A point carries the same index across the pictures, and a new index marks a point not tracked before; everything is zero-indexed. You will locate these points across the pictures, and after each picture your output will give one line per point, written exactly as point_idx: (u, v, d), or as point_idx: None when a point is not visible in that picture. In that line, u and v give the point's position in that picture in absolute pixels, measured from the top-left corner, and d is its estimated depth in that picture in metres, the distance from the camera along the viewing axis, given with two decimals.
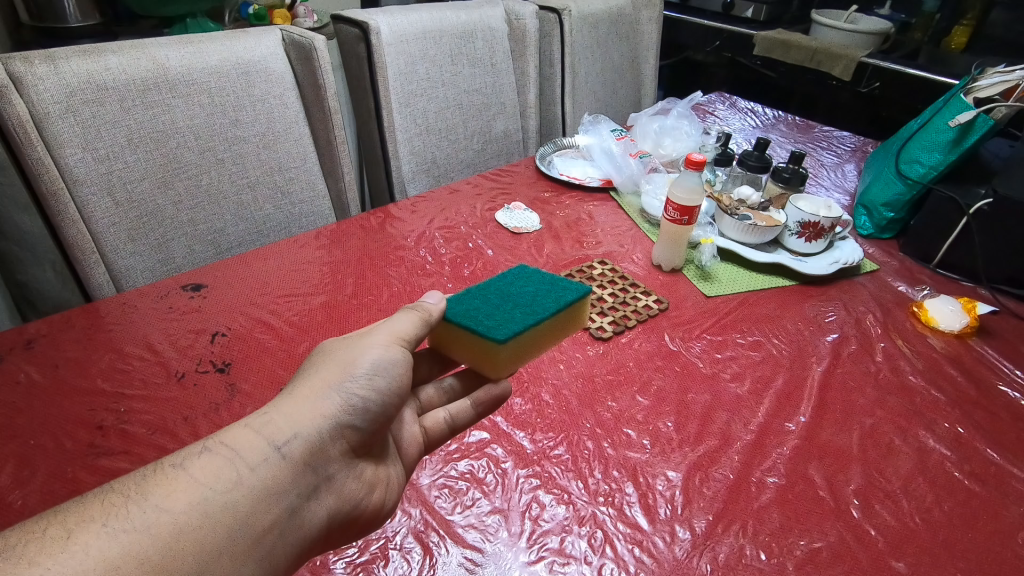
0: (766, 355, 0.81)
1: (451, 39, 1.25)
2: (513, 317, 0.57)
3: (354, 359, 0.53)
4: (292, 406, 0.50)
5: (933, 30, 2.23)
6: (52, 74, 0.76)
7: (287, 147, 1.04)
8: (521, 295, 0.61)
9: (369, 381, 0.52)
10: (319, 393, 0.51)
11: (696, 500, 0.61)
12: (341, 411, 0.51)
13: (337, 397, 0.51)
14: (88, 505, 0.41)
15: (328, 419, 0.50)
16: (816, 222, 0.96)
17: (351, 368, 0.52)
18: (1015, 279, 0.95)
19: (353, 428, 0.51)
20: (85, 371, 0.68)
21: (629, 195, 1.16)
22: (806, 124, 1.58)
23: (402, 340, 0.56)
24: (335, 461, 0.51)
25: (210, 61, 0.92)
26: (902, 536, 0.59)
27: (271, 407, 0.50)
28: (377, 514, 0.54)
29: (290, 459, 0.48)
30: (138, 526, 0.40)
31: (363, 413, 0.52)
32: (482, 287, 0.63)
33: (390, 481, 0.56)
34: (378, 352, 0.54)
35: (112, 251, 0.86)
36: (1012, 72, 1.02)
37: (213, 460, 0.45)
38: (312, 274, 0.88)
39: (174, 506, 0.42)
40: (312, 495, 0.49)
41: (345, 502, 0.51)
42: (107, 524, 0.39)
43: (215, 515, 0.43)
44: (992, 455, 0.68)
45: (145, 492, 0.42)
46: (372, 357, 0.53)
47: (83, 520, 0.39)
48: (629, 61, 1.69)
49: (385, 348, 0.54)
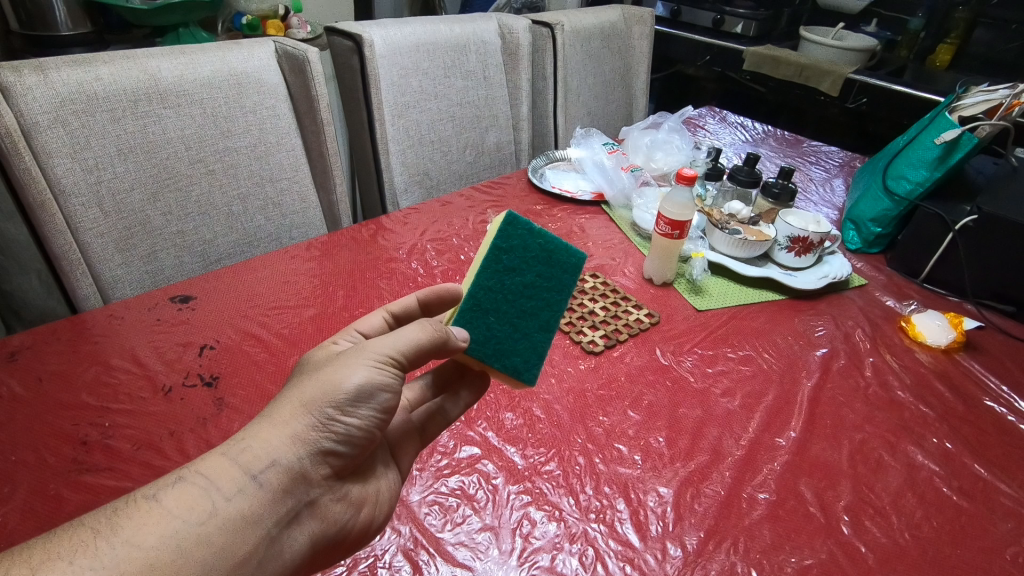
0: (756, 369, 0.81)
1: (444, 52, 1.25)
2: (533, 341, 0.59)
3: (337, 381, 0.50)
4: (272, 431, 0.48)
5: (918, 48, 2.28)
6: (41, 84, 0.76)
7: (279, 158, 1.03)
8: (531, 299, 0.59)
9: (353, 408, 0.50)
10: (299, 415, 0.49)
11: (689, 517, 0.61)
12: (322, 436, 0.49)
13: (317, 421, 0.49)
14: (56, 541, 0.40)
15: (308, 445, 0.49)
16: (805, 237, 0.97)
17: (333, 392, 0.49)
18: (1002, 295, 0.96)
19: (334, 452, 0.50)
20: (69, 384, 0.67)
21: (621, 208, 1.16)
22: (795, 138, 1.61)
23: (392, 357, 0.52)
24: (317, 486, 0.50)
25: (203, 72, 0.92)
26: (892, 553, 0.59)
27: (247, 432, 0.48)
28: (366, 531, 0.54)
29: (268, 487, 0.46)
30: (107, 562, 0.39)
31: (344, 439, 0.50)
32: (482, 287, 0.58)
33: (379, 498, 0.56)
34: (365, 374, 0.51)
35: (99, 262, 0.85)
36: (995, 91, 1.04)
37: (188, 491, 0.44)
38: (302, 286, 0.87)
39: (145, 541, 0.41)
40: (291, 523, 0.48)
41: (328, 526, 0.51)
42: (74, 563, 0.39)
43: (189, 549, 0.42)
44: (979, 470, 0.69)
45: (115, 526, 0.41)
46: (357, 381, 0.50)
47: (49, 559, 0.39)
48: (620, 75, 1.70)
49: (374, 369, 0.51)
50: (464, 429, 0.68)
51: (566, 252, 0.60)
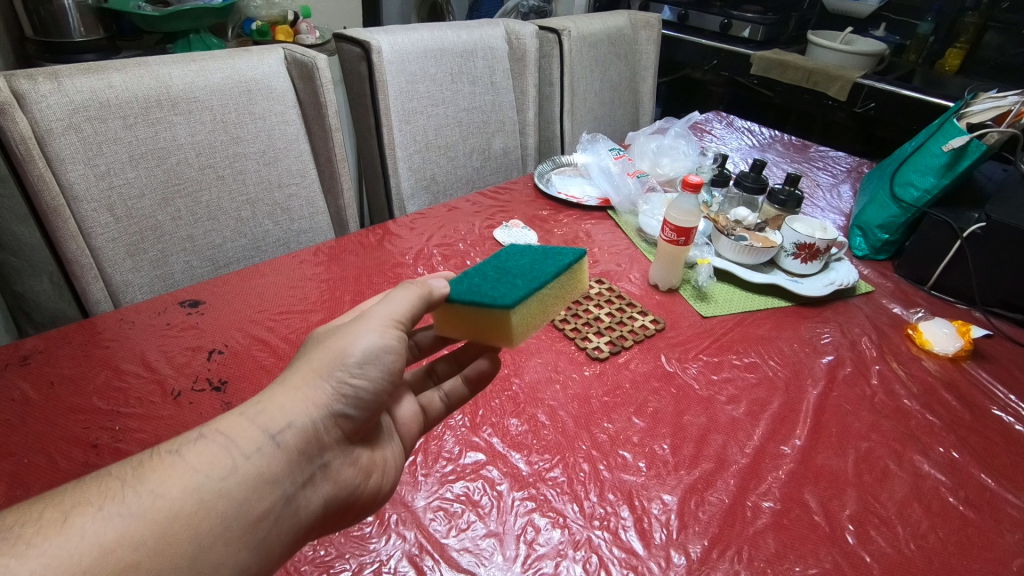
0: (762, 376, 0.81)
1: (451, 58, 1.26)
2: (516, 286, 0.58)
3: (345, 347, 0.53)
4: (287, 393, 0.50)
5: (927, 53, 2.26)
6: (55, 92, 0.77)
7: (287, 164, 1.04)
8: (519, 268, 0.63)
9: (361, 370, 0.52)
10: (312, 382, 0.51)
11: (693, 525, 0.61)
12: (334, 399, 0.51)
13: (329, 385, 0.51)
14: (85, 488, 0.42)
15: (320, 407, 0.51)
16: (811, 244, 0.97)
17: (342, 356, 0.52)
18: (1010, 303, 0.95)
19: (346, 415, 0.52)
20: (81, 388, 0.68)
21: (627, 213, 1.16)
22: (802, 143, 1.60)
23: (397, 321, 0.56)
24: (330, 449, 0.52)
25: (214, 79, 0.93)
26: (897, 563, 0.59)
27: (264, 396, 0.50)
28: (375, 498, 0.55)
29: (285, 447, 0.48)
30: (133, 510, 0.41)
31: (355, 401, 0.52)
32: (479, 268, 0.66)
33: (386, 464, 0.57)
34: (372, 338, 0.54)
35: (111, 266, 0.86)
36: (1004, 98, 1.04)
37: (209, 447, 0.46)
38: (309, 291, 0.88)
39: (170, 492, 0.43)
40: (307, 483, 0.49)
41: (341, 489, 0.52)
42: (103, 508, 0.40)
43: (210, 502, 0.43)
44: (986, 481, 0.68)
45: (141, 477, 0.43)
46: (366, 344, 0.53)
47: (79, 504, 0.40)
48: (627, 80, 1.70)
49: (380, 332, 0.54)
50: (469, 434, 0.68)
51: (567, 249, 0.67)
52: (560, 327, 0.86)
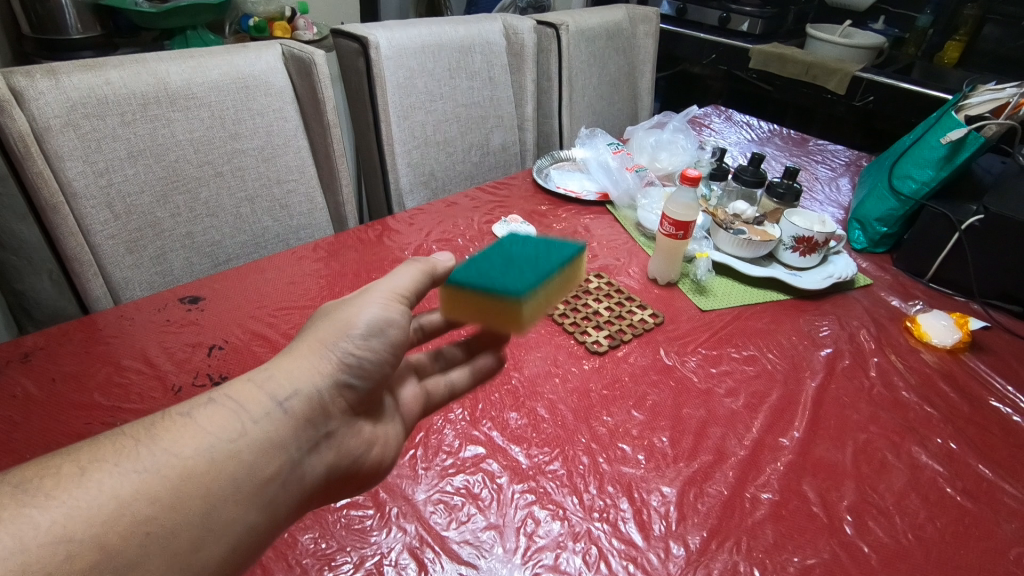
0: (761, 369, 0.81)
1: (449, 53, 1.26)
2: (525, 276, 0.58)
3: (351, 319, 0.54)
4: (295, 361, 0.52)
5: (926, 46, 2.26)
6: (53, 88, 0.77)
7: (286, 161, 1.04)
8: (525, 256, 0.62)
9: (364, 341, 0.54)
10: (318, 352, 0.52)
11: (692, 516, 0.61)
12: (338, 368, 0.52)
13: (333, 355, 0.52)
14: (101, 446, 0.42)
15: (326, 376, 0.52)
16: (810, 237, 0.97)
17: (347, 328, 0.53)
18: (1008, 295, 0.96)
19: (351, 385, 0.53)
20: (82, 385, 0.68)
21: (625, 208, 1.16)
22: (801, 137, 1.60)
23: (400, 296, 0.58)
24: (336, 418, 0.52)
25: (211, 75, 0.93)
26: (894, 553, 0.59)
27: (272, 364, 0.51)
28: (377, 469, 0.56)
29: (292, 413, 0.49)
30: (147, 467, 0.42)
31: (359, 370, 0.53)
32: (484, 254, 0.64)
33: (389, 439, 0.57)
34: (375, 311, 0.55)
35: (110, 263, 0.86)
36: (1003, 90, 1.03)
37: (220, 411, 0.47)
38: (309, 287, 0.88)
39: (183, 450, 0.43)
40: (312, 450, 0.50)
41: (345, 457, 0.53)
42: (119, 464, 0.41)
43: (222, 462, 0.44)
44: (983, 471, 0.69)
45: (155, 436, 0.44)
46: (369, 317, 0.54)
47: (96, 460, 0.41)
48: (625, 74, 1.70)
49: (384, 307, 0.56)
50: (469, 428, 0.69)
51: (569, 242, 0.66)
52: (559, 321, 0.86)
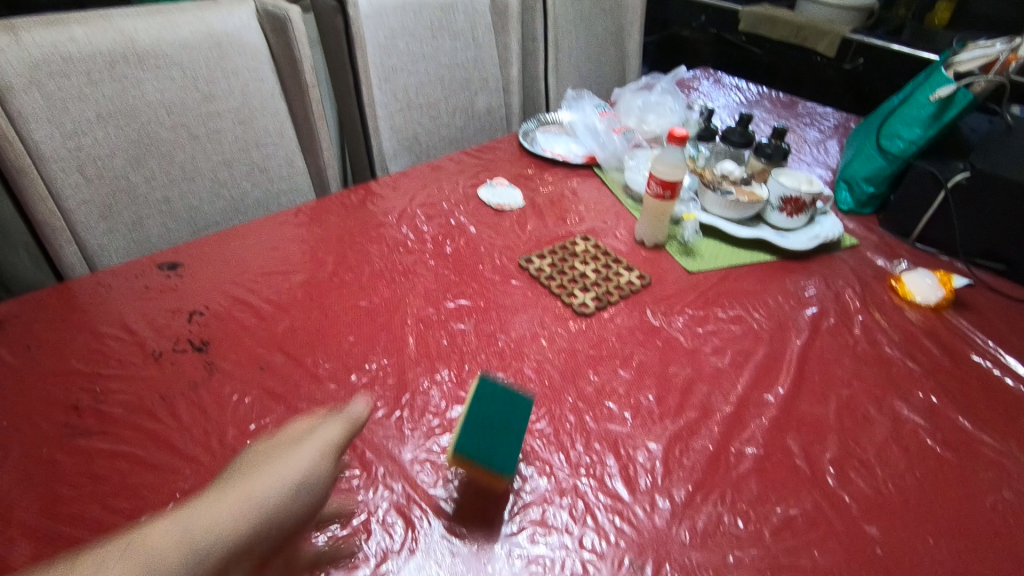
0: (746, 328, 0.82)
1: (432, 12, 1.22)
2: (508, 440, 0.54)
3: (285, 469, 0.41)
4: (212, 501, 0.37)
5: (917, 8, 2.23)
6: (13, 45, 0.73)
7: (264, 123, 1.01)
8: (501, 404, 0.53)
9: (298, 499, 0.41)
10: (244, 499, 0.38)
11: (677, 471, 0.62)
12: (268, 525, 0.39)
13: (265, 508, 0.39)
14: None
15: (253, 532, 0.38)
16: (797, 197, 0.97)
17: (279, 479, 0.40)
18: (992, 253, 0.96)
19: (269, 551, 0.39)
20: (59, 352, 0.67)
21: (613, 170, 1.15)
22: (790, 99, 1.58)
23: (334, 450, 0.45)
24: None
25: (182, 32, 0.89)
26: (875, 502, 0.60)
27: (176, 513, 0.36)
28: None
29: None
30: None
31: (284, 532, 0.39)
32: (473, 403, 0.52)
33: None
34: (310, 470, 0.42)
35: (84, 228, 0.84)
36: (992, 46, 1.01)
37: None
38: (291, 252, 0.87)
39: None
40: None
41: None
42: None
43: None
44: (963, 423, 0.70)
45: None
46: (306, 472, 0.42)
47: None
48: (613, 34, 1.65)
49: (325, 460, 0.43)
50: (455, 389, 0.68)
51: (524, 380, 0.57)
52: (546, 284, 0.85)
